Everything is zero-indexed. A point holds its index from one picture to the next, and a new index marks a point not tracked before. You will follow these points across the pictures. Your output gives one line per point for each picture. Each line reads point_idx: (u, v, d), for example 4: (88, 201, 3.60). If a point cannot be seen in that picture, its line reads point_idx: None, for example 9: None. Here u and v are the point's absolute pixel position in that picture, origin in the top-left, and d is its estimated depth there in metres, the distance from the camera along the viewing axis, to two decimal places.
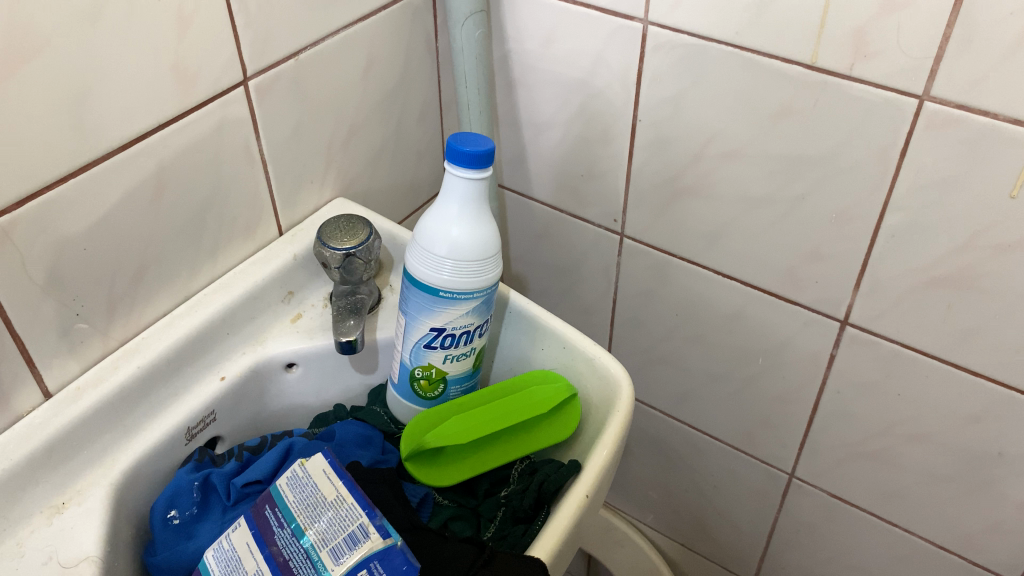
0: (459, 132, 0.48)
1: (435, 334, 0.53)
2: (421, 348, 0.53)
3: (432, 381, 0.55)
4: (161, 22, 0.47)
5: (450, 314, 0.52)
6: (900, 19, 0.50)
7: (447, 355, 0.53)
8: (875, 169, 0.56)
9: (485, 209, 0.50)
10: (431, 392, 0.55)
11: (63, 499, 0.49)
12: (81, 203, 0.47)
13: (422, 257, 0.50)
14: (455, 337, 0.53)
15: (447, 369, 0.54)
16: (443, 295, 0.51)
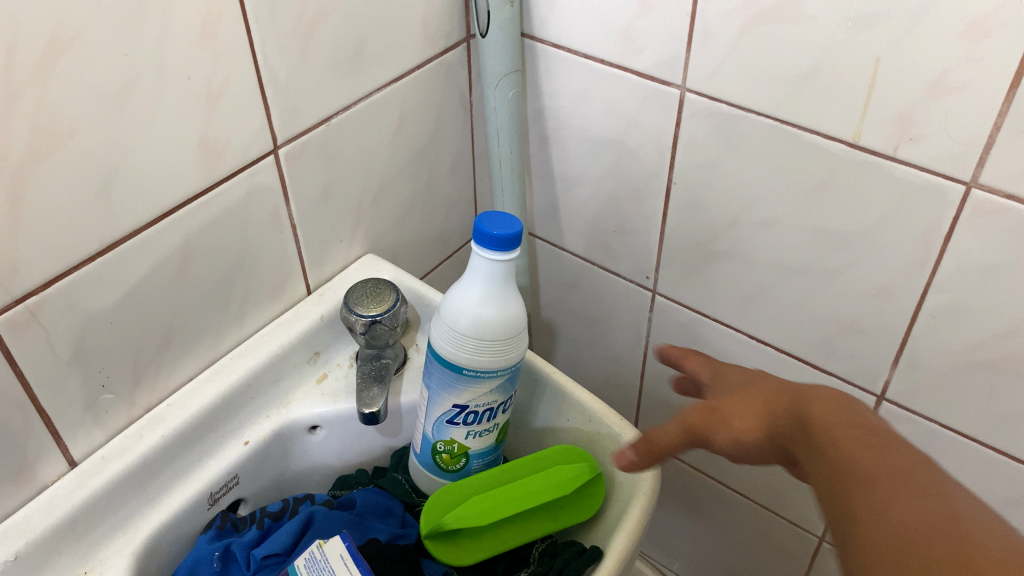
0: (487, 212, 0.47)
1: (458, 410, 0.52)
2: (444, 423, 0.53)
3: (454, 456, 0.54)
4: (190, 100, 0.46)
5: (472, 392, 0.51)
6: (948, 104, 0.48)
7: (469, 431, 0.53)
8: (916, 250, 0.54)
9: (512, 288, 0.49)
10: (453, 465, 0.55)
11: (86, 568, 0.49)
12: (108, 280, 0.47)
13: (446, 333, 0.49)
14: (477, 414, 0.52)
15: (469, 444, 0.54)
16: (467, 373, 0.50)
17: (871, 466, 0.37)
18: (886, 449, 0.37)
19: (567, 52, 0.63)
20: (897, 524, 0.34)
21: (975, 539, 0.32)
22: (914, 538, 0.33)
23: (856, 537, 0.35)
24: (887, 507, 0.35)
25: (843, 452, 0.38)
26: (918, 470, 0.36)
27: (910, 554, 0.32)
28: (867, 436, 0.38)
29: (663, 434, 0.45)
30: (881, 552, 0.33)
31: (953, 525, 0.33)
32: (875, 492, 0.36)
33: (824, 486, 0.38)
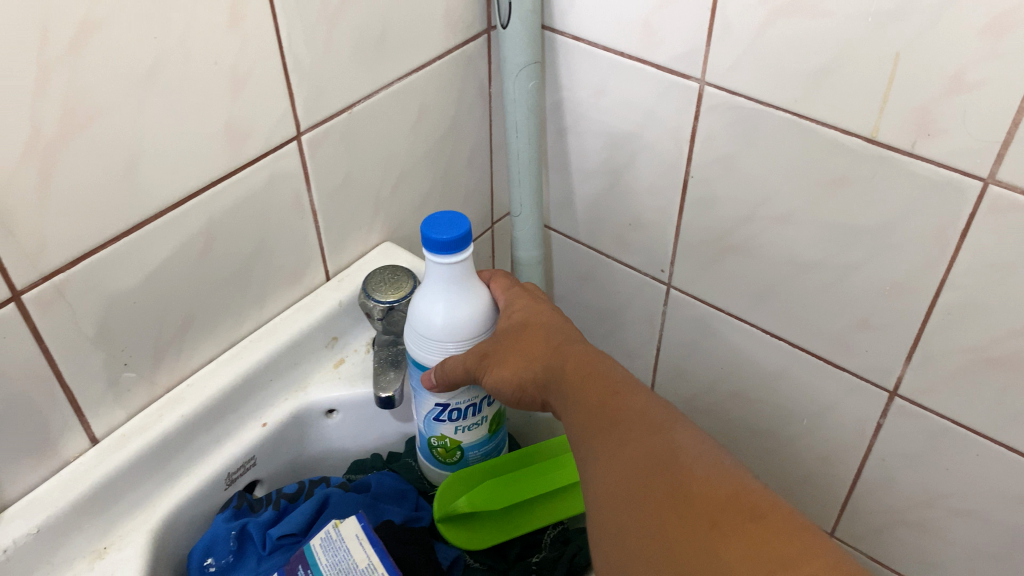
0: (432, 215, 0.47)
1: (440, 408, 0.51)
2: (430, 421, 0.52)
3: (449, 450, 0.53)
4: (216, 84, 0.47)
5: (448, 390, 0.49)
6: (968, 100, 0.48)
7: (457, 426, 0.51)
8: (933, 246, 0.54)
9: (472, 283, 0.49)
10: (451, 458, 0.53)
11: (105, 544, 0.50)
12: (132, 260, 0.47)
13: (417, 341, 0.49)
14: (461, 409, 0.51)
15: (461, 437, 0.52)
16: None
17: (602, 389, 0.44)
18: (617, 390, 0.43)
19: (588, 45, 0.63)
20: (625, 457, 0.40)
21: (685, 465, 0.39)
22: (648, 470, 0.39)
23: (598, 473, 0.41)
24: (618, 442, 0.41)
25: (583, 392, 0.44)
26: (637, 406, 0.42)
27: (635, 483, 0.39)
28: (595, 380, 0.44)
29: (456, 364, 0.48)
30: (615, 483, 0.40)
31: (665, 451, 0.40)
32: (611, 431, 0.42)
33: (578, 428, 0.43)
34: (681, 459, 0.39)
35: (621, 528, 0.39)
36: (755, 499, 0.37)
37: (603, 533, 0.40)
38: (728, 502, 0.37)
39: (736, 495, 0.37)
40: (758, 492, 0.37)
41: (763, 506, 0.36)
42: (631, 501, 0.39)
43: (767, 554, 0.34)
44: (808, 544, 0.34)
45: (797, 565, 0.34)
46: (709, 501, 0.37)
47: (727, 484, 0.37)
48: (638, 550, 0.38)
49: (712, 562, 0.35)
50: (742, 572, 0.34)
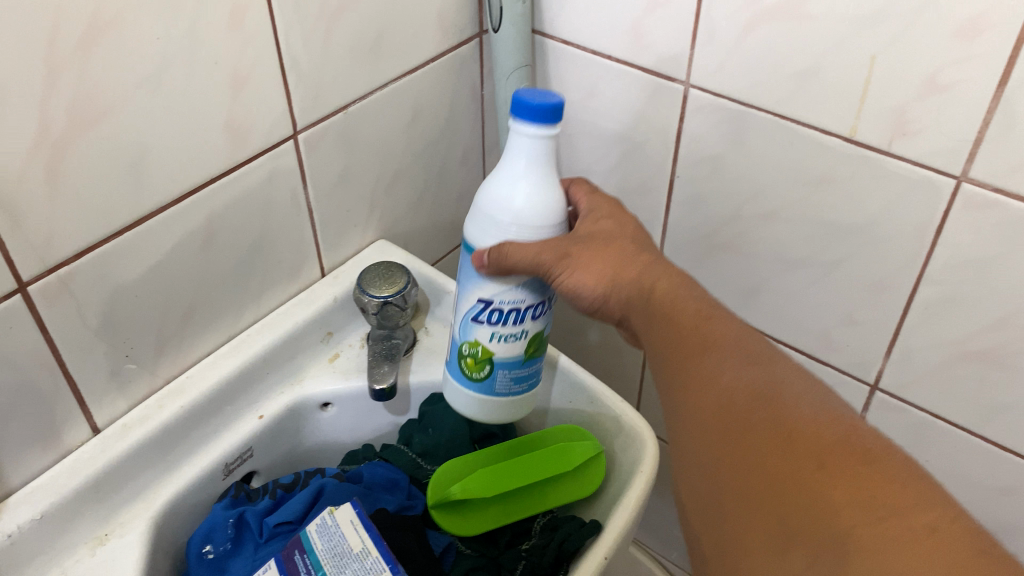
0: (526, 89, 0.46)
1: (482, 305, 0.50)
2: (469, 320, 0.51)
3: (478, 362, 0.52)
4: (217, 84, 0.49)
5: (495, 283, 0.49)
6: (941, 101, 0.50)
7: (494, 333, 0.50)
8: (910, 243, 0.56)
9: (552, 171, 0.47)
10: (477, 373, 0.52)
11: (107, 530, 0.52)
12: (135, 253, 0.49)
13: (476, 222, 0.48)
14: (503, 312, 0.50)
15: (493, 350, 0.51)
16: None
17: (690, 313, 0.45)
18: (712, 322, 0.44)
19: (577, 49, 0.65)
20: (728, 394, 0.41)
21: (789, 404, 0.39)
22: (750, 407, 0.40)
23: (696, 408, 0.43)
24: (719, 380, 0.42)
25: (672, 310, 0.46)
26: (738, 348, 0.43)
27: (740, 419, 0.40)
28: (681, 303, 0.46)
29: (523, 251, 0.46)
30: (717, 421, 0.41)
31: (771, 391, 0.40)
32: (712, 369, 0.43)
33: (667, 346, 0.45)
34: (785, 398, 0.40)
35: (727, 465, 0.40)
36: (864, 442, 0.37)
37: (709, 471, 0.41)
38: (837, 445, 0.37)
39: (848, 438, 0.37)
40: (866, 436, 0.37)
41: (873, 450, 0.36)
42: (736, 439, 0.40)
43: (874, 497, 0.34)
44: (921, 492, 0.34)
45: (908, 511, 0.34)
46: (816, 441, 0.37)
47: (836, 427, 0.38)
48: (743, 486, 0.39)
49: (816, 502, 0.35)
50: (850, 511, 0.34)
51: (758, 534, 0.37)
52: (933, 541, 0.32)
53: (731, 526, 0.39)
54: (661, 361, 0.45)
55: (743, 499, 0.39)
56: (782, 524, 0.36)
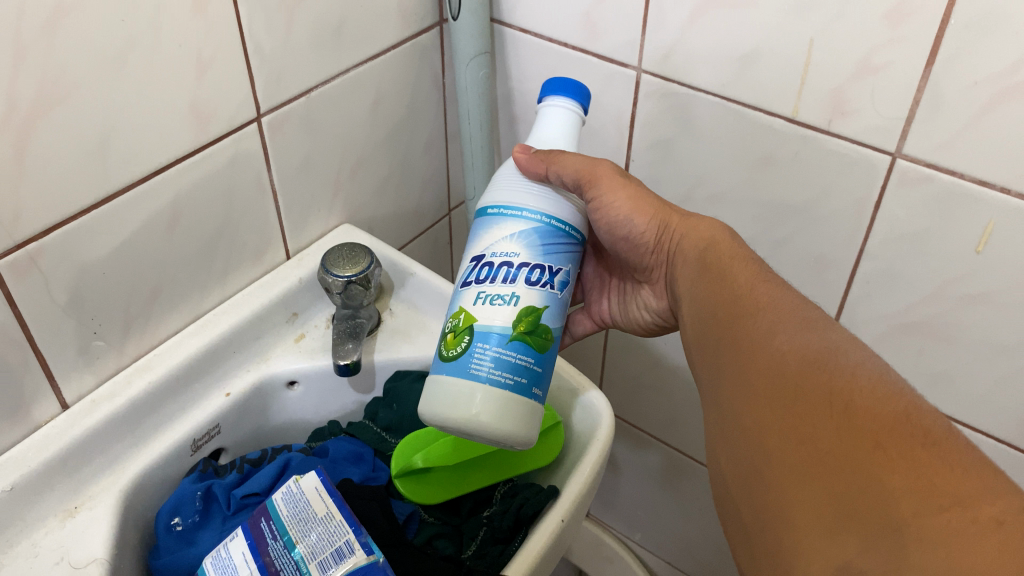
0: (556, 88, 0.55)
1: (475, 266, 0.49)
2: (461, 287, 0.49)
3: (457, 334, 0.48)
4: (181, 65, 0.50)
5: (491, 237, 0.49)
6: (874, 81, 0.52)
7: (481, 293, 0.48)
8: (851, 219, 0.59)
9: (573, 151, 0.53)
10: (454, 349, 0.47)
11: (76, 503, 0.53)
12: (102, 230, 0.50)
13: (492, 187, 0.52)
14: (493, 268, 0.48)
15: (475, 313, 0.47)
16: (492, 212, 0.50)
17: (734, 259, 0.50)
18: (765, 292, 0.47)
19: (534, 36, 0.67)
20: (784, 363, 0.43)
21: (844, 372, 0.41)
22: (801, 375, 0.42)
23: (750, 375, 0.44)
24: (778, 350, 0.43)
25: (715, 254, 0.52)
26: (796, 323, 0.45)
27: (792, 386, 0.42)
28: (724, 250, 0.51)
29: (567, 157, 0.50)
30: (771, 390, 0.42)
31: (830, 365, 0.41)
32: (768, 338, 0.44)
33: (706, 289, 0.51)
34: (845, 370, 0.41)
35: (777, 435, 0.41)
36: (926, 425, 0.38)
37: (756, 439, 0.42)
38: (895, 420, 0.38)
39: (907, 416, 0.38)
40: (930, 420, 0.38)
41: (936, 433, 0.37)
42: (790, 410, 0.41)
43: (937, 485, 0.35)
44: (983, 481, 0.35)
45: (971, 502, 0.34)
46: (875, 418, 0.38)
47: (897, 403, 0.39)
48: (793, 457, 0.40)
49: (873, 482, 0.36)
50: (907, 496, 0.35)
51: (807, 506, 0.38)
52: (996, 535, 0.33)
53: (776, 494, 0.40)
54: (697, 299, 0.51)
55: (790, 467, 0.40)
56: (835, 501, 0.37)
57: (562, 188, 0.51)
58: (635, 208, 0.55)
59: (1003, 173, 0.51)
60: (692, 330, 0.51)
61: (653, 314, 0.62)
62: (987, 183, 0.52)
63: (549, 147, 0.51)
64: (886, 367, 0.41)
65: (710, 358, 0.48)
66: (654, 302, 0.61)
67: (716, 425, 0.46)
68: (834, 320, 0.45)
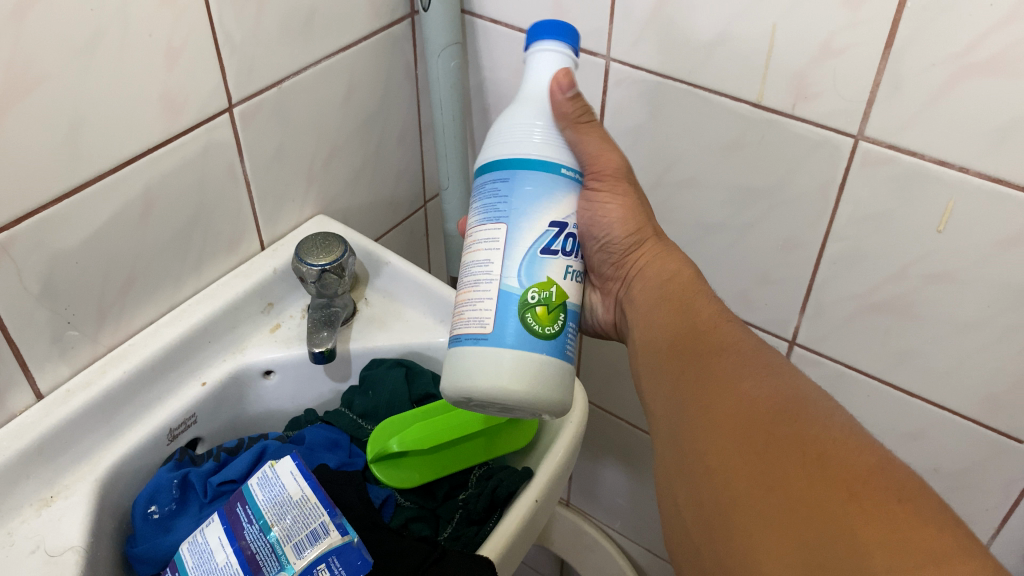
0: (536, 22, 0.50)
1: (558, 233, 0.46)
2: (538, 253, 0.45)
3: (549, 311, 0.45)
4: (151, 54, 0.50)
5: (569, 205, 0.47)
6: (836, 64, 0.53)
7: (567, 268, 0.46)
8: (816, 202, 0.60)
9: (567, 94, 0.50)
10: (547, 326, 0.45)
11: (52, 493, 0.53)
12: (75, 220, 0.50)
13: (533, 134, 0.47)
14: (573, 241, 0.47)
15: (564, 288, 0.46)
16: (564, 174, 0.47)
17: (696, 293, 0.52)
18: (728, 334, 0.48)
19: (504, 27, 0.68)
20: (753, 405, 0.43)
21: (814, 423, 0.41)
22: (771, 423, 0.42)
23: (713, 414, 0.44)
24: (745, 393, 0.44)
25: (676, 288, 0.53)
26: (762, 364, 0.45)
27: (762, 431, 0.42)
28: (688, 287, 0.52)
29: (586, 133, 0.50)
30: (739, 431, 0.42)
31: (801, 413, 0.42)
32: (733, 377, 0.45)
33: (667, 318, 0.51)
34: (816, 420, 0.42)
35: (742, 476, 0.41)
36: (900, 481, 0.38)
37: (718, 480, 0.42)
38: (867, 474, 0.38)
39: (880, 471, 0.39)
40: (903, 472, 0.39)
41: (909, 488, 0.38)
42: (758, 454, 0.41)
43: (912, 543, 0.36)
44: (958, 539, 0.36)
45: (947, 561, 0.35)
46: (848, 469, 0.39)
47: (871, 456, 0.39)
48: (760, 503, 0.40)
49: (846, 534, 0.37)
50: (880, 553, 0.36)
51: (773, 552, 0.38)
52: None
53: (738, 537, 0.40)
54: (655, 328, 0.52)
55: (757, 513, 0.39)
56: (805, 549, 0.37)
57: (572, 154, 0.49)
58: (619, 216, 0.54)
59: (961, 153, 0.52)
60: (645, 353, 0.52)
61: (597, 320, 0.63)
62: (945, 162, 0.53)
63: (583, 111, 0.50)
64: (853, 419, 0.42)
65: (665, 391, 0.48)
66: (600, 309, 0.61)
67: (671, 458, 0.45)
68: (796, 366, 0.46)
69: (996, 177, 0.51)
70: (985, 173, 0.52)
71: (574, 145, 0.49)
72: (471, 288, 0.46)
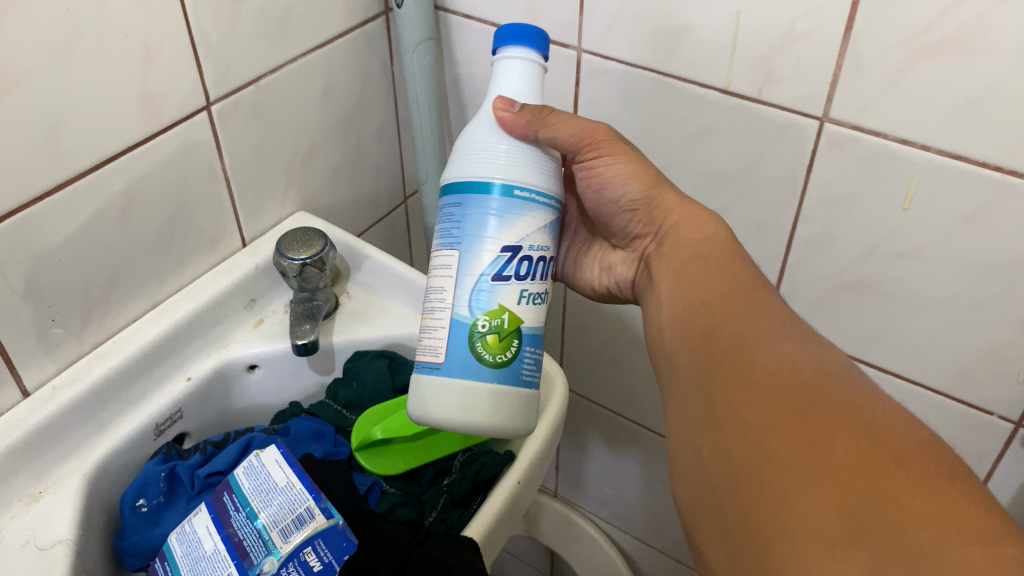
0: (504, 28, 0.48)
1: (510, 258, 0.45)
2: (490, 280, 0.45)
3: (499, 338, 0.45)
4: (128, 54, 0.51)
5: (524, 227, 0.45)
6: (799, 49, 0.55)
7: (521, 291, 0.46)
8: (785, 184, 0.62)
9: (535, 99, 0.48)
10: (500, 355, 0.45)
11: (40, 488, 0.53)
12: (57, 218, 0.51)
13: (499, 159, 0.46)
14: (532, 263, 0.46)
15: (519, 313, 0.46)
16: (517, 194, 0.45)
17: (734, 257, 0.51)
18: (765, 301, 0.47)
19: (477, 22, 0.69)
20: (794, 367, 0.41)
21: (860, 394, 0.40)
22: (815, 386, 0.40)
23: (751, 374, 0.42)
24: (786, 356, 0.42)
25: (713, 248, 0.52)
26: (802, 337, 0.44)
27: (805, 392, 0.39)
28: (726, 253, 0.51)
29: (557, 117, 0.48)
30: (777, 392, 0.40)
31: (845, 383, 0.40)
32: (773, 342, 0.43)
33: (702, 278, 0.50)
34: (861, 393, 0.40)
35: (779, 433, 0.38)
36: (945, 462, 0.36)
37: (751, 435, 0.39)
38: (912, 450, 0.36)
39: (925, 449, 0.36)
40: (947, 456, 0.37)
41: (952, 472, 0.35)
42: (800, 412, 0.38)
43: (955, 521, 0.33)
44: (1004, 527, 0.33)
45: (992, 540, 0.32)
46: (896, 441, 0.36)
47: (917, 434, 0.37)
48: (797, 458, 0.37)
49: (888, 504, 0.34)
50: (922, 525, 0.33)
51: (808, 514, 0.35)
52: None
53: (768, 494, 0.37)
54: (688, 284, 0.51)
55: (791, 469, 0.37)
56: (842, 513, 0.34)
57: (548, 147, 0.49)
58: (629, 174, 0.54)
59: (922, 131, 0.53)
60: (671, 309, 0.51)
61: (611, 278, 0.62)
62: (908, 141, 0.54)
63: (540, 102, 0.48)
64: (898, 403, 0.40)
65: (694, 346, 0.47)
66: (621, 270, 0.61)
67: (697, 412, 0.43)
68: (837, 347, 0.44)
69: (957, 154, 0.53)
70: (946, 150, 0.53)
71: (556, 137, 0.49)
72: (430, 314, 0.47)
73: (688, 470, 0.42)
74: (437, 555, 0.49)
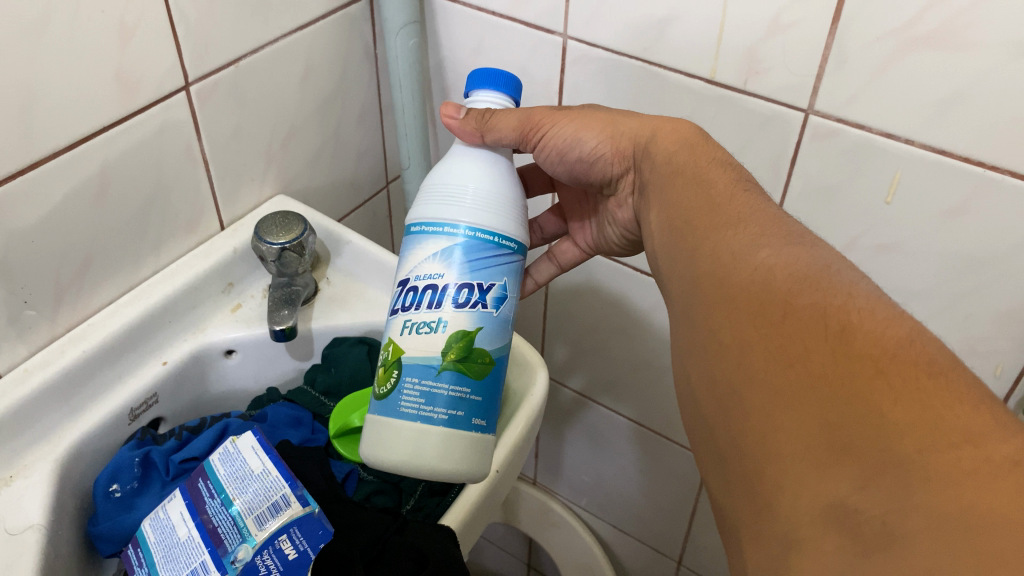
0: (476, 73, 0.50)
1: (402, 290, 0.46)
2: (392, 313, 0.47)
3: (386, 370, 0.45)
4: (106, 32, 0.50)
5: (415, 258, 0.46)
6: (783, 39, 0.54)
7: (407, 321, 0.45)
8: (768, 175, 0.62)
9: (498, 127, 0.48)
10: (385, 387, 0.45)
11: (11, 473, 0.53)
12: (30, 198, 0.50)
13: (447, 199, 0.46)
14: (419, 292, 0.45)
15: (403, 346, 0.45)
16: (416, 229, 0.46)
17: (708, 166, 0.48)
18: (740, 204, 0.45)
19: (462, 6, 0.68)
20: (768, 277, 0.39)
21: (835, 288, 0.37)
22: (792, 295, 0.38)
23: (731, 294, 0.40)
24: (763, 264, 0.40)
25: (688, 160, 0.49)
26: (782, 239, 0.42)
27: (780, 303, 0.38)
28: (700, 160, 0.48)
29: (503, 115, 0.47)
30: (755, 308, 0.38)
31: (823, 286, 0.38)
32: (752, 251, 0.41)
33: (679, 194, 0.48)
34: (838, 288, 0.37)
35: (760, 352, 0.37)
36: (933, 353, 0.34)
37: (735, 356, 0.38)
38: (895, 347, 0.34)
39: (911, 342, 0.34)
40: (934, 348, 0.34)
41: (940, 363, 0.33)
42: (777, 328, 0.37)
43: (942, 422, 0.31)
44: (995, 417, 0.31)
45: (983, 439, 0.30)
46: (873, 343, 0.34)
47: (898, 327, 0.35)
48: (779, 377, 0.36)
49: (870, 415, 0.32)
50: (910, 431, 0.31)
51: (793, 434, 0.34)
52: (1016, 476, 0.29)
53: (756, 417, 0.36)
54: (668, 205, 0.48)
55: (779, 394, 0.35)
56: (825, 430, 0.33)
57: (502, 147, 0.49)
58: (581, 124, 0.53)
59: (905, 126, 0.53)
60: (662, 234, 0.48)
61: (620, 229, 0.60)
62: (892, 135, 0.54)
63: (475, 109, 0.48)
64: (885, 296, 0.38)
65: (681, 264, 0.45)
66: (620, 215, 0.59)
67: (689, 342, 0.43)
68: (823, 241, 0.42)
69: (940, 149, 0.53)
70: (930, 144, 0.53)
71: (501, 140, 0.48)
72: None
73: (689, 399, 0.43)
74: (416, 545, 0.49)
